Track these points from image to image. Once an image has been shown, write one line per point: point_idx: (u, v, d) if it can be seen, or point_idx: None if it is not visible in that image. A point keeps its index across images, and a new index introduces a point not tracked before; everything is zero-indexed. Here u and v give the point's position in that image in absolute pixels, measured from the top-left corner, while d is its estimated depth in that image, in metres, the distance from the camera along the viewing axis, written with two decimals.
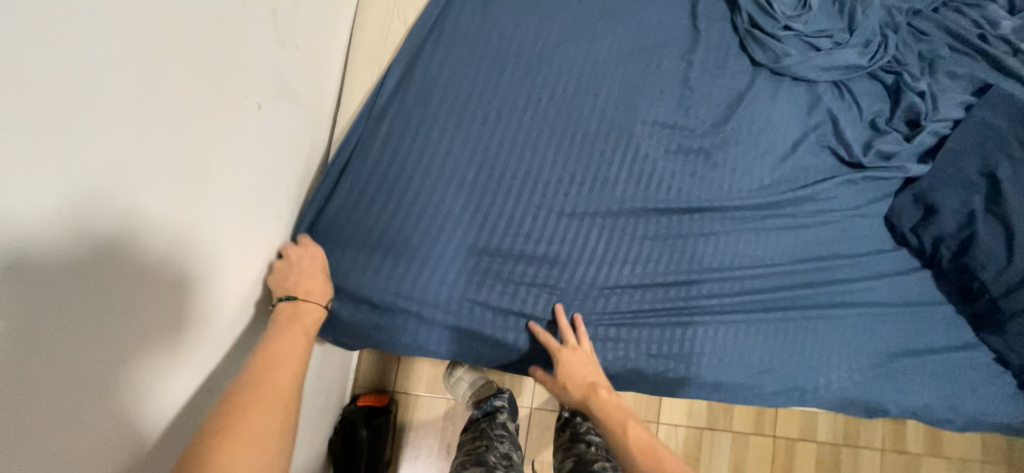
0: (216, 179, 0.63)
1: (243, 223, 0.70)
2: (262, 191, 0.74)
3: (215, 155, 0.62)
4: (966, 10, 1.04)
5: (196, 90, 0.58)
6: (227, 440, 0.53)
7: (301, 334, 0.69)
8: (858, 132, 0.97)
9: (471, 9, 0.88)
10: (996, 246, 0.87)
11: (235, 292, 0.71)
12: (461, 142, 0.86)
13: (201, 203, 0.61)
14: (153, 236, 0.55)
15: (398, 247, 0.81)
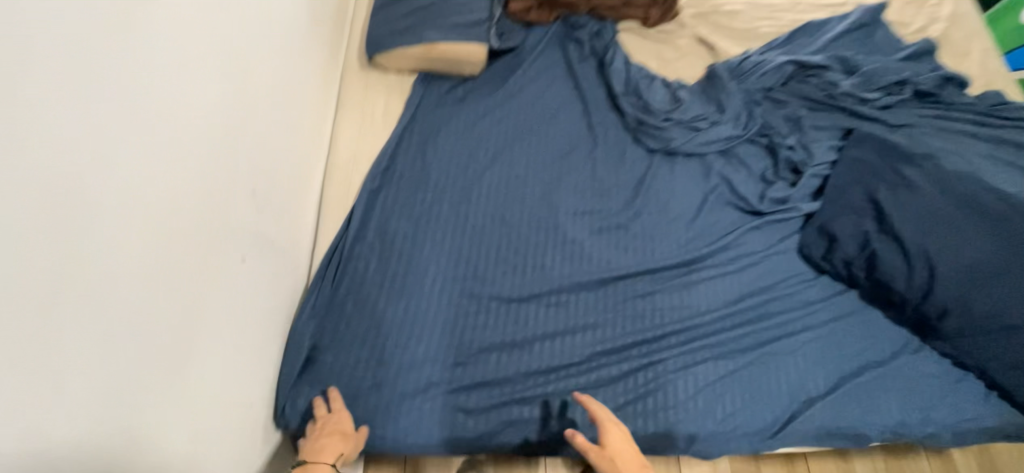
0: (209, 336, 0.69)
1: (230, 371, 0.75)
2: (247, 338, 0.79)
3: (208, 313, 0.69)
4: (809, 79, 1.28)
5: (191, 265, 0.65)
6: None
7: None
8: (752, 186, 1.15)
9: (414, 149, 1.10)
10: (895, 259, 1.00)
11: (224, 441, 0.73)
12: (416, 255, 1.01)
13: (196, 363, 0.66)
14: (154, 404, 0.58)
15: (370, 353, 0.92)
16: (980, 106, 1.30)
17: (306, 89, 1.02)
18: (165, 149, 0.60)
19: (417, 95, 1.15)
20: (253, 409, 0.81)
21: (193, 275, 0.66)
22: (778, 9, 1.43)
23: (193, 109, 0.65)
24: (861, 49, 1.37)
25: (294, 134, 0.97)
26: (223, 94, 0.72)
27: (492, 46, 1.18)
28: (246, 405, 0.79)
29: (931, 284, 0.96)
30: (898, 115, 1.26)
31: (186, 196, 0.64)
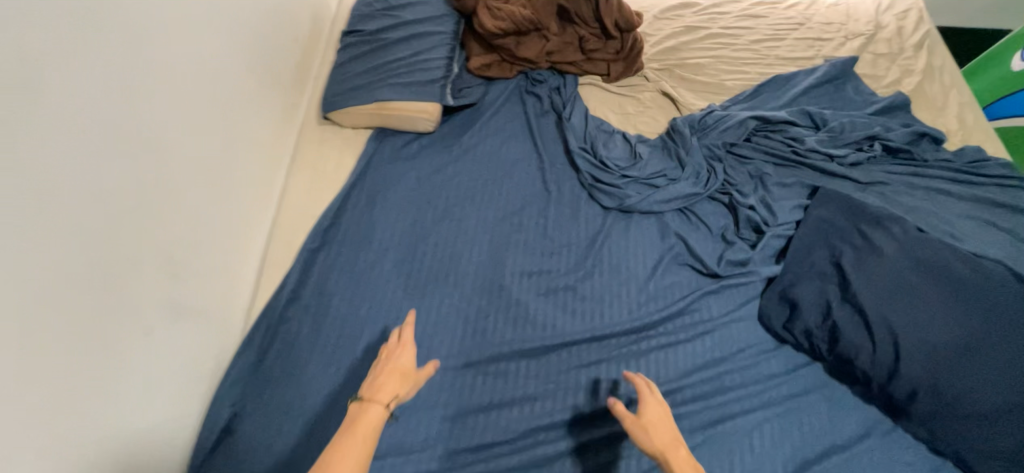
0: (96, 417, 0.65)
1: (123, 453, 0.70)
2: (150, 410, 0.76)
3: (96, 393, 0.65)
4: (772, 135, 1.25)
5: (66, 351, 0.61)
6: None
7: (362, 441, 0.64)
8: (710, 246, 1.10)
9: (360, 206, 1.09)
10: (858, 332, 0.93)
11: None
12: (352, 315, 0.98)
13: (76, 449, 0.62)
14: None
15: (288, 424, 0.87)
16: (959, 162, 1.24)
17: (251, 150, 1.02)
18: (37, 233, 0.57)
19: (369, 151, 1.16)
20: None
21: (69, 361, 0.62)
22: (747, 62, 1.43)
23: (89, 183, 0.64)
24: (831, 104, 1.34)
25: (231, 196, 0.95)
26: (130, 167, 0.70)
27: (449, 103, 1.20)
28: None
29: (897, 364, 0.89)
30: (869, 173, 1.21)
31: (64, 278, 0.61)
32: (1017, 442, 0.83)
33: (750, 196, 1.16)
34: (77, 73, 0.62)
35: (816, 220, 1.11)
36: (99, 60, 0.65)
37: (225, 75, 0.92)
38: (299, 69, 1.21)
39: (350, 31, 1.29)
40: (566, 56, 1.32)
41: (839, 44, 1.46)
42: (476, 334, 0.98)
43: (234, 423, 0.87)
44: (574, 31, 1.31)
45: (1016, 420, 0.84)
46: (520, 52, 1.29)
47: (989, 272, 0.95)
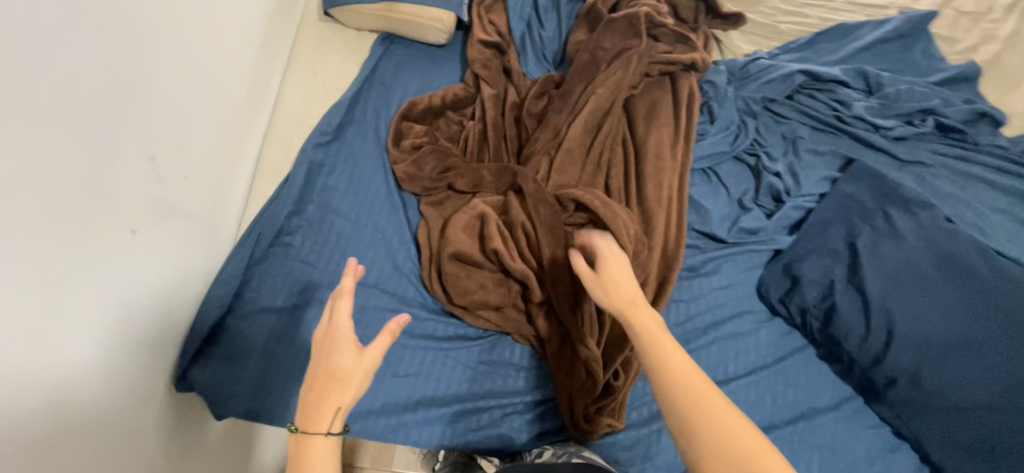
0: (117, 301, 0.67)
1: (162, 311, 0.78)
2: (174, 297, 0.80)
3: (106, 283, 0.65)
4: (818, 95, 1.14)
5: (53, 240, 0.57)
6: (297, 459, 0.58)
7: (332, 381, 0.61)
8: (726, 209, 1.04)
9: (367, 120, 1.02)
10: (856, 316, 0.92)
11: (149, 389, 0.76)
12: (346, 230, 0.95)
13: (111, 319, 0.66)
14: (90, 345, 0.63)
15: (281, 320, 0.90)
16: (1014, 151, 1.14)
17: (241, 59, 0.91)
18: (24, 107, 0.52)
19: (375, 55, 1.04)
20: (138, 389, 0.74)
21: (68, 257, 0.59)
22: (811, 4, 1.25)
23: (62, 67, 0.56)
24: (891, 65, 1.20)
25: (233, 118, 0.90)
26: (104, 43, 0.61)
27: (465, 16, 1.06)
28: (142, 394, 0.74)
29: (885, 352, 0.90)
30: (913, 150, 1.12)
31: (49, 164, 0.55)
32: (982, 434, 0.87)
33: (778, 160, 1.08)
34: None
35: (840, 195, 1.04)
36: None
37: None
38: None
39: None
40: (555, 56, 1.09)
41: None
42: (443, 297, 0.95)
43: (227, 322, 0.88)
44: (560, 112, 0.99)
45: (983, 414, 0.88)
46: (476, 99, 1.04)
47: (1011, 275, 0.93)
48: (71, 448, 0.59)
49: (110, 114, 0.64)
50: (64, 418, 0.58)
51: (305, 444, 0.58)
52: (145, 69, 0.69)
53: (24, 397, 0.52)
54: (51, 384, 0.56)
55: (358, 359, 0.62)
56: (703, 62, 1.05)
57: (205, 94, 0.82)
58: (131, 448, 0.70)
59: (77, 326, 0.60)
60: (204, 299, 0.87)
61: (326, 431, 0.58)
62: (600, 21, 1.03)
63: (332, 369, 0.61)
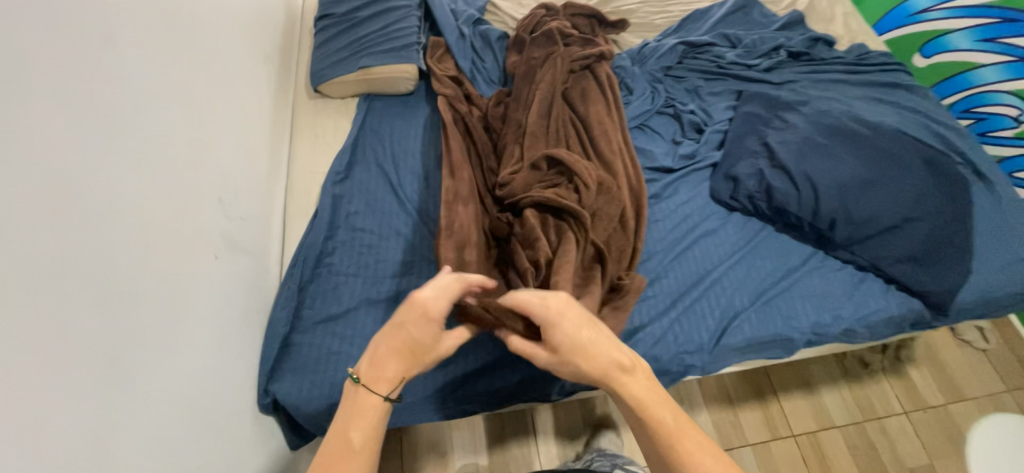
0: (199, 312, 0.80)
1: (234, 329, 0.90)
2: (242, 319, 0.93)
3: (191, 295, 0.79)
4: (700, 56, 1.49)
5: (160, 255, 0.72)
6: (356, 420, 0.70)
7: (403, 348, 0.73)
8: (666, 146, 1.32)
9: (369, 157, 1.24)
10: (789, 186, 1.17)
11: (229, 396, 0.86)
12: (372, 242, 1.13)
13: (195, 327, 0.79)
14: (179, 346, 0.74)
15: (339, 325, 1.02)
16: (851, 57, 1.53)
17: (260, 131, 1.13)
18: (133, 152, 0.70)
19: (362, 110, 1.30)
20: (225, 396, 0.85)
21: (162, 269, 0.73)
22: (673, 2, 1.67)
23: (157, 130, 0.76)
24: (743, 27, 1.60)
25: (264, 176, 1.11)
26: (173, 112, 0.81)
27: (424, 66, 1.34)
28: (227, 401, 0.85)
29: (817, 204, 1.14)
30: (781, 75, 1.47)
31: (150, 194, 0.72)
32: (910, 242, 1.12)
33: (689, 105, 1.39)
34: (128, 81, 0.71)
35: (741, 116, 1.35)
36: (136, 69, 0.73)
37: (233, 43, 1.07)
38: (280, 49, 1.31)
39: (319, 13, 1.41)
40: (500, 78, 1.39)
41: None
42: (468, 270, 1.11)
43: (292, 339, 1.00)
44: (517, 111, 1.26)
45: (909, 228, 1.12)
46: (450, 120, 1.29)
47: (878, 128, 1.23)
48: (162, 433, 0.68)
49: (190, 167, 0.83)
50: (154, 409, 0.68)
51: (360, 395, 0.72)
52: (207, 137, 0.90)
53: (124, 379, 0.63)
54: (150, 372, 0.67)
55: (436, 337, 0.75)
56: (608, 53, 1.39)
57: (242, 157, 1.03)
58: (212, 446, 0.79)
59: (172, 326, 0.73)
60: (266, 322, 0.99)
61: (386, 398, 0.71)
62: (525, 44, 1.36)
63: (410, 342, 0.73)
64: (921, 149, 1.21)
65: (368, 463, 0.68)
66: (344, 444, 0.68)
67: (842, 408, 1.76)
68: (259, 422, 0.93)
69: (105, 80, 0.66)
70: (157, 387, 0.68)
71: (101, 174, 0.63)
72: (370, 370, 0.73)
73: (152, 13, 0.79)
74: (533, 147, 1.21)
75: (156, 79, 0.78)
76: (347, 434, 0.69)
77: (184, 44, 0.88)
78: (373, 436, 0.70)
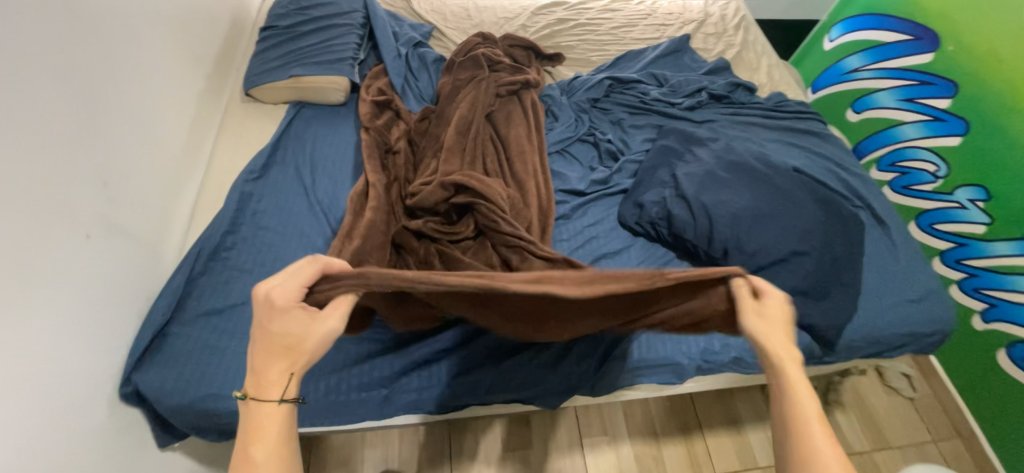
0: (59, 289, 0.80)
1: (105, 313, 0.90)
2: (115, 303, 0.92)
3: (51, 271, 0.79)
4: (627, 91, 1.57)
5: (16, 228, 0.73)
6: (253, 429, 0.63)
7: (281, 347, 0.64)
8: (581, 172, 1.37)
9: (289, 160, 1.27)
10: (688, 215, 1.21)
11: (79, 381, 0.83)
12: (273, 240, 1.14)
13: (51, 303, 0.78)
14: (25, 320, 0.74)
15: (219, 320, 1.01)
16: (770, 104, 1.63)
17: (177, 125, 1.16)
18: (2, 124, 0.71)
19: (289, 116, 1.34)
20: (76, 379, 0.83)
21: (16, 242, 0.73)
22: (610, 43, 1.78)
23: (37, 108, 0.78)
24: (672, 69, 1.70)
25: (172, 169, 1.13)
26: (64, 94, 0.84)
27: (357, 80, 1.40)
28: (77, 384, 0.83)
29: (711, 233, 1.18)
30: (702, 114, 1.55)
31: (14, 167, 0.73)
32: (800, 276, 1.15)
33: (609, 135, 1.45)
34: (13, 59, 0.74)
35: (657, 148, 1.41)
36: (25, 49, 0.76)
37: (160, 41, 1.12)
38: (215, 52, 1.36)
39: (265, 25, 1.49)
40: (432, 98, 1.45)
41: (677, 28, 1.86)
42: None
43: (169, 329, 0.98)
44: (439, 128, 1.32)
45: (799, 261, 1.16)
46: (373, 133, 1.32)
47: (776, 168, 1.30)
48: None
49: (76, 148, 0.85)
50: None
51: (254, 407, 0.64)
52: (108, 124, 0.93)
53: None
54: None
55: (309, 326, 0.65)
56: (535, 81, 1.46)
57: (149, 147, 1.05)
58: (49, 428, 0.76)
59: (21, 299, 0.73)
60: (142, 311, 0.98)
61: (280, 399, 0.64)
62: (455, 67, 1.43)
63: (282, 335, 0.64)
64: (817, 190, 1.27)
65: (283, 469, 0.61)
66: (245, 460, 0.61)
67: (767, 448, 1.63)
68: (116, 412, 0.90)
69: None
70: None
71: None
72: (252, 375, 0.65)
73: (58, 2, 0.83)
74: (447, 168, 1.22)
75: (49, 61, 0.81)
76: (246, 446, 0.62)
77: (95, 34, 0.92)
78: (279, 443, 0.63)
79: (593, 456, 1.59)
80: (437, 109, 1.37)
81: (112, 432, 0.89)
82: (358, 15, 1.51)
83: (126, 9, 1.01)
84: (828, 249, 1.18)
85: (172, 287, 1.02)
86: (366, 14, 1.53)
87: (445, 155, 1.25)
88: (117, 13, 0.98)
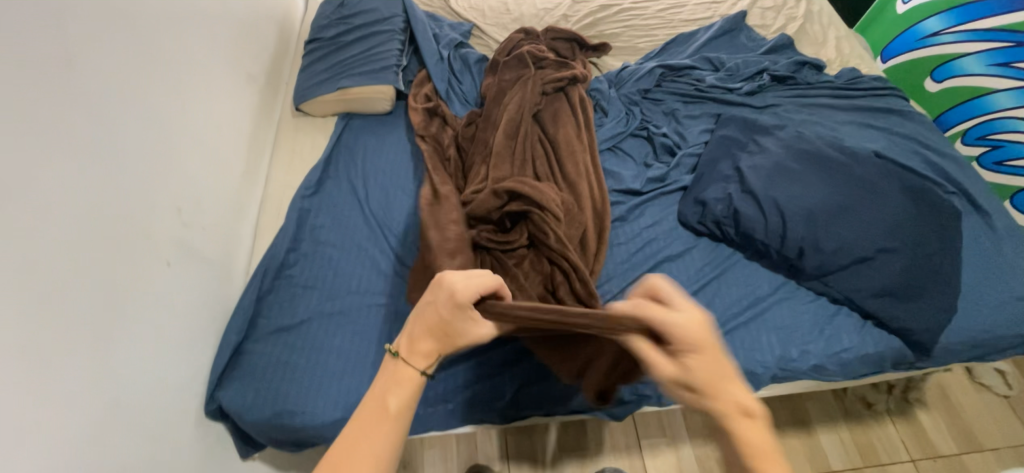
0: (143, 317, 0.84)
1: (185, 335, 0.94)
2: (196, 324, 0.97)
3: (135, 299, 0.83)
4: (679, 79, 1.48)
5: (100, 264, 0.77)
6: (384, 392, 0.61)
7: (438, 328, 0.64)
8: (636, 169, 1.30)
9: (342, 173, 1.29)
10: (756, 212, 1.12)
11: (170, 400, 0.89)
12: (333, 255, 1.16)
13: (137, 331, 0.83)
14: (116, 349, 0.78)
15: (290, 337, 1.04)
16: (841, 82, 1.48)
17: (237, 147, 1.20)
18: (75, 163, 0.74)
19: (338, 128, 1.35)
20: (167, 399, 0.88)
21: (101, 276, 0.76)
22: (658, 27, 1.67)
23: (109, 144, 0.81)
24: (728, 51, 1.59)
25: (236, 190, 1.17)
26: (131, 127, 0.86)
27: (402, 88, 1.39)
28: (168, 403, 0.88)
29: (784, 231, 1.09)
30: (764, 98, 1.44)
31: (92, 205, 0.76)
32: (887, 276, 1.05)
33: (663, 128, 1.37)
34: (81, 101, 0.77)
35: (717, 139, 1.32)
36: (93, 89, 0.79)
37: (214, 65, 1.15)
38: (266, 70, 1.39)
39: (309, 37, 1.50)
40: (477, 100, 1.42)
41: (731, 4, 1.72)
42: None
43: (244, 347, 1.02)
44: (487, 132, 1.29)
45: (884, 260, 1.06)
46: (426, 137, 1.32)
47: (854, 155, 1.18)
48: (85, 432, 0.71)
49: (148, 181, 0.89)
50: (78, 409, 0.70)
51: (395, 370, 0.64)
52: (173, 154, 0.97)
53: (49, 380, 0.66)
54: (77, 375, 0.71)
55: (473, 325, 0.66)
56: (582, 76, 1.40)
57: (212, 171, 1.09)
58: (148, 447, 0.81)
59: (109, 328, 0.77)
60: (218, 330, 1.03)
61: (422, 372, 0.63)
62: (499, 67, 1.40)
63: (447, 322, 0.65)
64: (904, 178, 1.15)
65: (398, 437, 0.59)
66: (371, 421, 0.58)
67: (841, 452, 1.54)
68: (203, 427, 0.96)
69: (51, 100, 0.71)
70: (86, 385, 0.72)
71: (40, 187, 0.68)
72: (406, 337, 0.66)
73: (118, 36, 0.86)
74: (496, 173, 1.20)
75: (116, 96, 0.84)
76: (377, 406, 0.60)
77: (153, 65, 0.94)
78: (407, 413, 0.60)
79: (653, 459, 1.55)
80: (485, 111, 1.34)
81: (203, 446, 0.95)
82: (399, 20, 1.49)
83: (180, 37, 1.03)
84: (918, 244, 1.07)
85: (244, 306, 1.06)
86: (406, 17, 1.51)
87: (496, 160, 1.22)
88: (172, 40, 1.00)
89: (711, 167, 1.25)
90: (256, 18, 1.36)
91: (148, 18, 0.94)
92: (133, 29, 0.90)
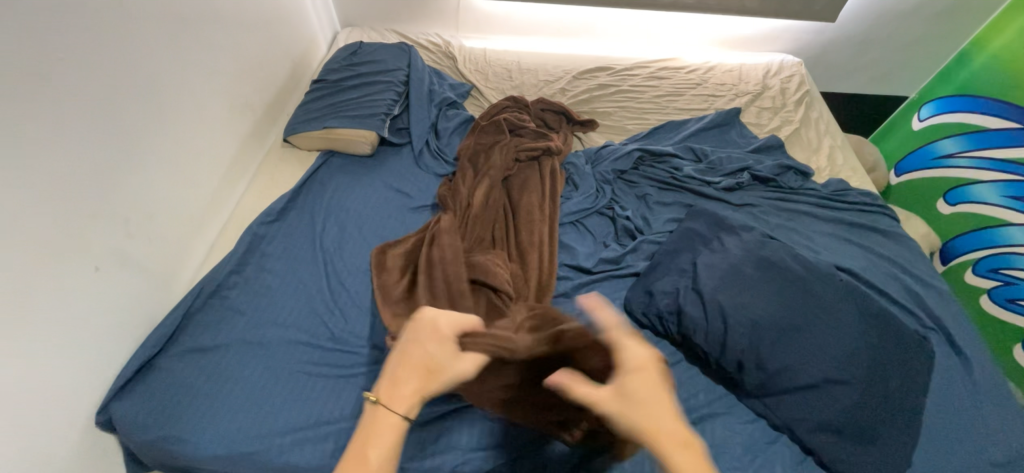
0: (58, 317, 0.87)
1: (99, 341, 0.96)
2: (113, 332, 0.99)
3: (53, 299, 0.85)
4: (657, 165, 1.48)
5: (23, 263, 0.80)
6: (365, 437, 0.64)
7: (420, 369, 0.68)
8: (592, 248, 1.29)
9: (309, 205, 1.33)
10: (700, 313, 1.07)
11: (62, 404, 0.88)
12: (274, 283, 1.18)
13: (47, 329, 0.84)
14: (18, 345, 0.80)
15: (203, 360, 1.03)
16: (826, 191, 1.44)
17: (214, 168, 1.27)
18: (25, 168, 0.79)
19: (317, 163, 1.42)
20: (58, 405, 0.87)
21: (22, 275, 0.80)
22: (650, 111, 1.71)
23: (71, 154, 0.87)
24: (715, 145, 1.59)
25: (200, 209, 1.22)
26: (97, 142, 0.92)
27: (387, 135, 1.46)
28: (58, 406, 0.87)
29: (725, 338, 1.02)
30: (742, 196, 1.41)
31: (33, 207, 0.81)
32: (835, 409, 0.95)
33: (630, 211, 1.36)
34: (52, 114, 0.84)
35: (681, 230, 1.29)
36: (70, 104, 0.87)
37: (211, 94, 1.25)
38: (267, 103, 1.50)
39: (317, 77, 1.63)
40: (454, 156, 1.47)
41: (728, 100, 1.75)
42: (349, 331, 1.10)
43: (156, 362, 1.02)
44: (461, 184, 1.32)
45: (833, 392, 0.96)
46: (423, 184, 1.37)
47: (817, 270, 1.12)
48: None
49: (103, 190, 0.94)
50: None
51: (376, 416, 0.65)
52: (142, 169, 1.03)
53: None
54: None
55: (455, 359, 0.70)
56: (559, 149, 1.42)
57: (180, 188, 1.15)
58: (20, 449, 0.80)
59: (15, 325, 0.79)
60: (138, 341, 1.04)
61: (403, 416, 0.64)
62: (478, 130, 1.45)
63: (427, 360, 0.68)
64: (871, 303, 1.07)
65: None
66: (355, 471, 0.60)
67: None
68: (92, 439, 0.94)
69: (20, 109, 0.78)
70: None
71: None
72: (390, 377, 0.68)
73: (106, 62, 0.94)
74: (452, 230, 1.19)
75: (88, 114, 0.90)
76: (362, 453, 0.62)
77: (139, 88, 1.02)
78: (394, 453, 0.63)
79: None
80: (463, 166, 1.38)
81: (83, 457, 0.92)
82: (401, 73, 1.59)
83: (177, 66, 1.12)
84: (875, 380, 0.97)
85: (170, 320, 1.07)
86: (408, 72, 1.61)
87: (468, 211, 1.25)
88: (171, 69, 1.11)
89: (667, 258, 1.22)
90: (268, 56, 1.49)
91: (150, 47, 1.04)
92: (124, 56, 0.98)
